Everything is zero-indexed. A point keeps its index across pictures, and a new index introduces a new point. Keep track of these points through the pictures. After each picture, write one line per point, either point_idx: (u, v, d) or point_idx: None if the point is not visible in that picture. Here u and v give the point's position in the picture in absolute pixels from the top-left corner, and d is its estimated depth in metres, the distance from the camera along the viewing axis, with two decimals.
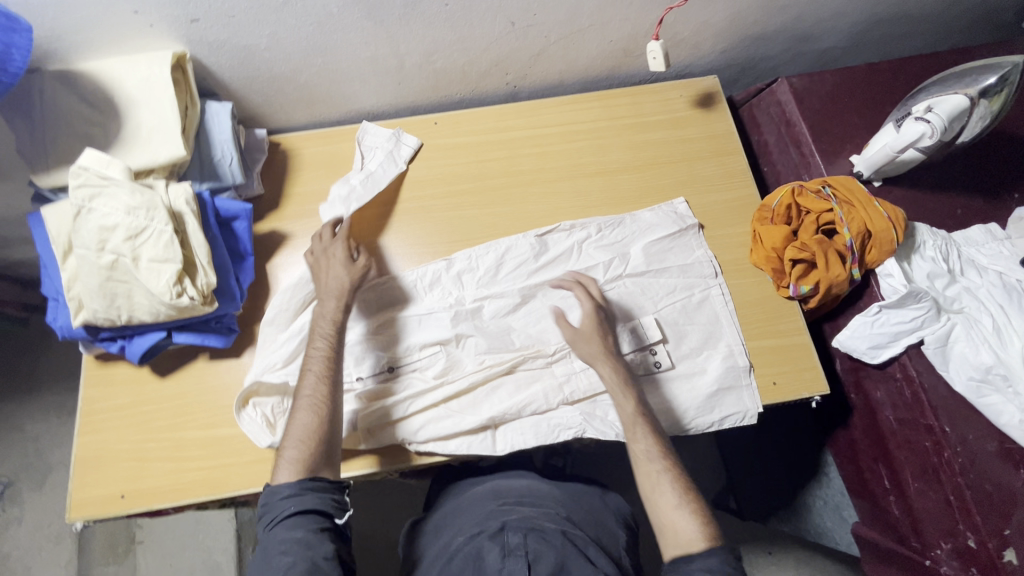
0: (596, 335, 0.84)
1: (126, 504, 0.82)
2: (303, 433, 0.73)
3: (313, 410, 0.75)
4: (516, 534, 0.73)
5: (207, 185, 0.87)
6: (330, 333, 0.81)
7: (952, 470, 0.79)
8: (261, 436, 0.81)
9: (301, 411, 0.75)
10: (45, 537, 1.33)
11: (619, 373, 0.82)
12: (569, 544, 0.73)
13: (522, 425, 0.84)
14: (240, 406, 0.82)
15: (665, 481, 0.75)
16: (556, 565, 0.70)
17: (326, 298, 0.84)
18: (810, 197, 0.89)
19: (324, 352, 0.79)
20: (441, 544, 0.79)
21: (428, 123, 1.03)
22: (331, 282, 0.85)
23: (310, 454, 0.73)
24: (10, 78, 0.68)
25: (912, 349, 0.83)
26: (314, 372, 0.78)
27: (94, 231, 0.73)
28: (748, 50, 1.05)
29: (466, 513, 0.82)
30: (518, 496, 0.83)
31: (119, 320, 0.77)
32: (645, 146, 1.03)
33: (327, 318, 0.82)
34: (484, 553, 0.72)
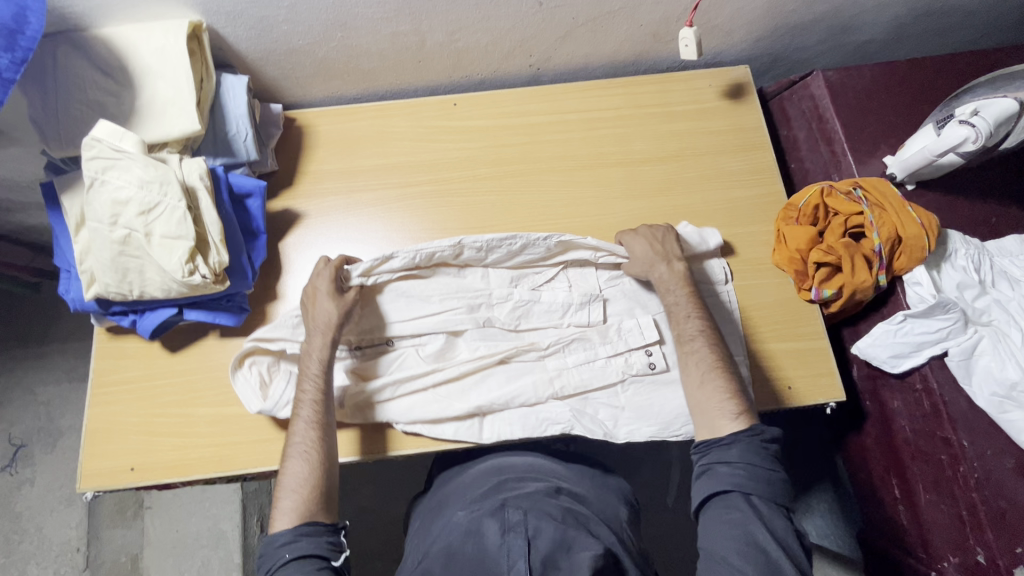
0: (652, 238, 0.86)
1: (135, 477, 0.83)
2: (298, 483, 0.72)
3: (307, 461, 0.73)
4: (516, 510, 0.66)
5: (221, 161, 0.85)
6: (317, 376, 0.78)
7: (966, 485, 0.77)
8: (252, 401, 0.80)
9: (293, 459, 0.74)
10: (56, 499, 1.35)
11: (681, 274, 0.84)
12: (571, 521, 0.68)
13: (511, 417, 0.83)
14: (236, 366, 0.82)
15: (693, 360, 0.78)
16: (558, 542, 0.64)
17: (315, 332, 0.79)
18: (840, 198, 0.86)
19: (316, 395, 0.77)
20: (439, 523, 0.76)
21: (447, 104, 1.00)
22: (318, 316, 0.79)
23: (310, 499, 0.72)
24: (27, 44, 0.66)
25: (934, 361, 0.81)
26: (306, 417, 0.76)
27: (107, 204, 0.72)
28: (783, 40, 1.00)
29: (466, 492, 0.81)
30: (518, 474, 0.81)
31: (132, 295, 0.76)
32: (670, 137, 0.99)
33: (315, 357, 0.78)
34: (484, 528, 0.66)
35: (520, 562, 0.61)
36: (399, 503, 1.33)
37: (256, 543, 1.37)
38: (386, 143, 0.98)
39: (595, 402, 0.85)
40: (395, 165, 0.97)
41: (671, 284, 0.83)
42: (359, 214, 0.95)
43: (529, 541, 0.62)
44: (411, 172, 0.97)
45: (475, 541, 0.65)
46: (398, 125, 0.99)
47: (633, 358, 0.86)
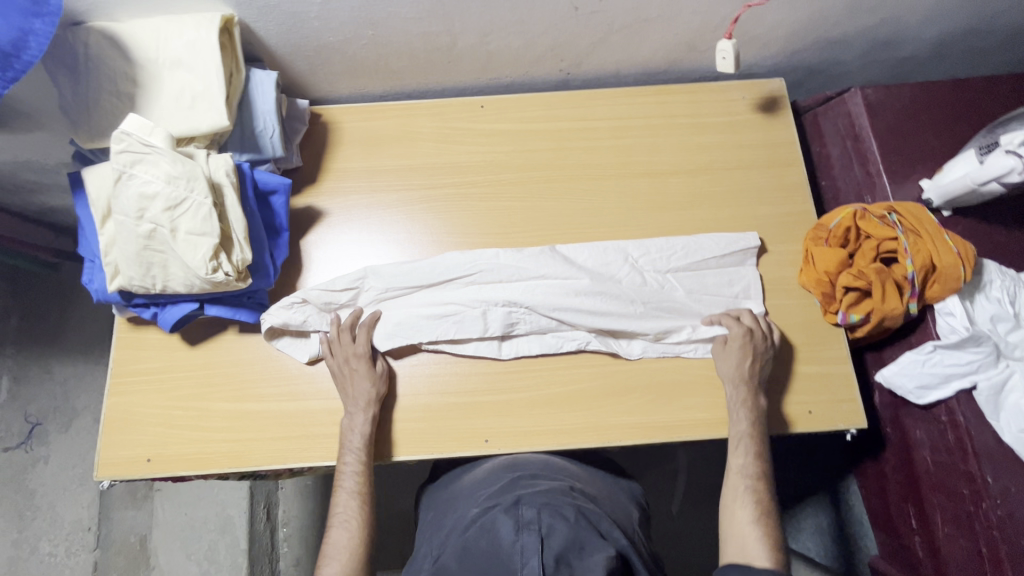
0: (741, 354, 0.83)
1: (151, 468, 0.83)
2: (342, 551, 0.77)
3: (348, 527, 0.78)
4: (530, 508, 0.65)
5: (247, 157, 0.84)
6: (363, 431, 0.81)
7: (988, 521, 0.76)
8: (301, 352, 0.86)
9: (336, 529, 0.79)
10: (69, 478, 1.37)
11: (755, 403, 0.82)
12: (583, 519, 0.66)
13: (528, 333, 0.87)
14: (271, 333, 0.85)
15: (748, 498, 0.78)
16: (571, 541, 0.62)
17: (352, 407, 0.82)
18: (874, 222, 0.84)
19: (358, 465, 0.79)
20: (452, 518, 0.75)
21: (474, 106, 0.99)
22: (358, 391, 0.82)
23: (353, 567, 0.76)
24: (22, 66, 0.66)
25: (962, 394, 0.79)
26: (348, 488, 0.79)
27: (134, 198, 0.72)
28: (822, 53, 0.98)
29: (479, 489, 0.79)
30: (533, 471, 0.79)
31: (155, 288, 0.76)
32: (700, 149, 0.97)
33: (357, 433, 0.81)
34: (496, 525, 0.64)
35: (533, 559, 0.59)
36: (404, 498, 1.33)
37: (262, 531, 1.39)
38: (411, 143, 0.97)
39: (611, 415, 0.85)
40: (419, 166, 0.96)
41: (738, 407, 0.81)
42: (382, 214, 0.95)
43: (543, 538, 0.61)
44: (436, 173, 0.96)
45: (489, 536, 0.64)
46: (424, 125, 0.98)
47: (650, 278, 0.89)
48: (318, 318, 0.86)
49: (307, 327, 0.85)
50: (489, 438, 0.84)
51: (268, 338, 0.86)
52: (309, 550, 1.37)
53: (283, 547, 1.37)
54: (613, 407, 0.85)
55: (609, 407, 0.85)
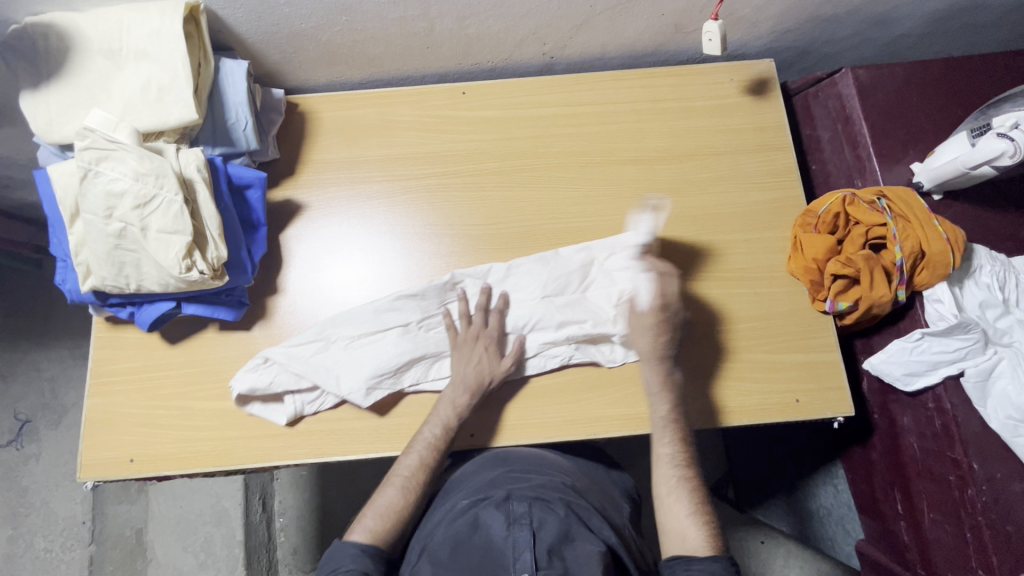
0: (649, 330, 0.81)
1: (134, 468, 0.83)
2: (385, 509, 0.74)
3: (402, 492, 0.76)
4: (522, 502, 0.65)
5: (219, 151, 0.82)
6: (461, 409, 0.80)
7: (973, 508, 0.76)
8: (276, 416, 0.83)
9: (390, 485, 0.76)
10: (61, 474, 1.36)
11: (666, 390, 0.80)
12: (574, 515, 0.65)
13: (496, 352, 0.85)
14: (241, 401, 0.83)
15: (682, 490, 0.75)
16: (563, 534, 0.62)
17: (455, 385, 0.81)
18: (863, 208, 0.83)
19: (432, 438, 0.78)
20: (441, 509, 0.75)
21: (455, 92, 0.96)
22: (468, 371, 0.81)
23: (388, 529, 0.73)
24: None
25: (949, 380, 0.79)
26: (406, 465, 0.77)
27: (101, 197, 0.70)
28: (812, 33, 0.95)
29: (470, 479, 0.79)
30: (523, 465, 0.79)
31: (129, 288, 0.75)
32: (687, 134, 0.95)
33: (451, 407, 0.80)
34: (485, 520, 0.64)
35: (526, 553, 0.59)
36: None
37: (258, 521, 1.39)
38: (391, 132, 0.95)
39: (599, 407, 0.84)
40: (401, 155, 0.94)
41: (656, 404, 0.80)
42: (362, 206, 0.93)
43: (534, 532, 0.61)
44: (418, 162, 0.94)
45: (481, 531, 0.64)
46: (404, 114, 0.95)
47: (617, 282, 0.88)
48: (286, 377, 0.82)
49: (274, 389, 0.82)
50: (474, 433, 0.83)
51: (236, 403, 0.84)
52: (306, 538, 1.38)
53: (279, 537, 1.38)
54: (600, 399, 0.84)
55: (596, 399, 0.84)
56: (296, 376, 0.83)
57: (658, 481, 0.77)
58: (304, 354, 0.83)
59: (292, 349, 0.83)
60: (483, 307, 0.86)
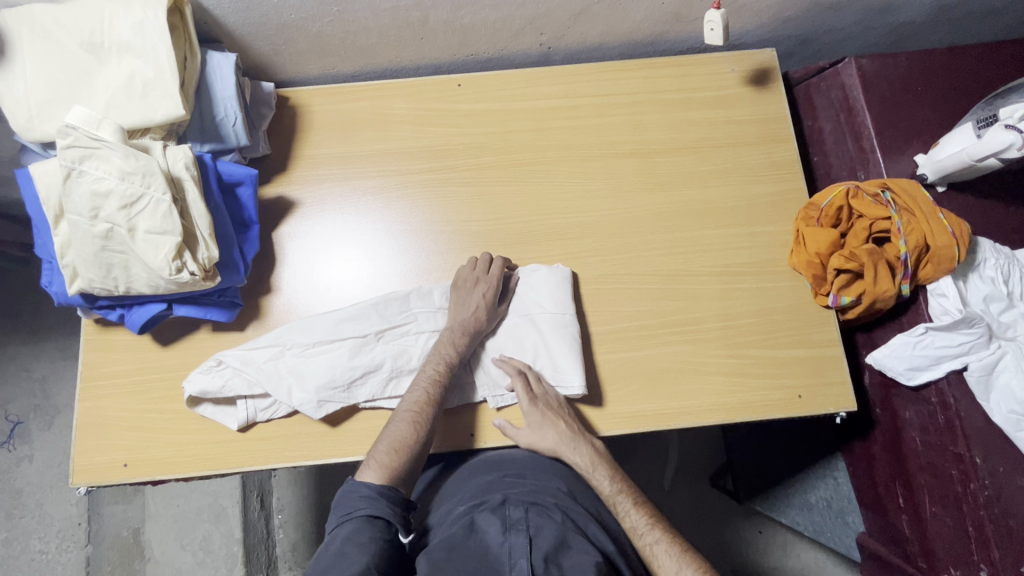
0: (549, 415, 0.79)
1: (129, 473, 0.81)
2: (396, 442, 0.74)
3: (412, 426, 0.75)
4: (518, 508, 0.64)
5: (208, 147, 0.80)
6: (455, 350, 0.81)
7: (975, 502, 0.76)
8: (227, 418, 0.81)
9: (397, 418, 0.76)
10: (55, 475, 1.35)
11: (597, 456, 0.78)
12: (570, 521, 0.65)
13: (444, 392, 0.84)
14: (194, 402, 0.81)
15: (664, 554, 0.72)
16: (558, 540, 0.61)
17: (456, 323, 0.82)
18: (866, 201, 0.81)
19: (437, 376, 0.79)
20: (438, 513, 0.74)
21: (450, 84, 0.94)
22: (464, 312, 0.82)
23: (399, 464, 0.73)
24: None
25: (952, 374, 0.78)
26: (411, 402, 0.77)
27: (86, 196, 0.67)
28: (814, 21, 0.93)
29: (464, 484, 0.77)
30: (517, 470, 0.77)
31: (117, 290, 0.73)
32: (687, 126, 0.93)
33: (450, 345, 0.81)
34: (482, 525, 0.63)
35: (522, 560, 0.58)
36: None
37: (256, 519, 1.38)
38: (385, 126, 0.92)
39: (601, 405, 0.83)
40: (396, 150, 0.92)
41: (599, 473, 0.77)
42: (356, 202, 0.90)
43: (531, 538, 0.60)
44: (413, 157, 0.92)
45: (475, 538, 0.62)
46: (398, 107, 0.93)
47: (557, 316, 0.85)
48: (238, 382, 0.80)
49: (225, 394, 0.79)
50: (475, 433, 0.82)
51: (189, 406, 0.81)
52: (305, 535, 1.37)
53: (278, 534, 1.37)
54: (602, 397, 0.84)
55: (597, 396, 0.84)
56: (250, 383, 0.80)
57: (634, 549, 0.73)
58: (258, 360, 0.81)
59: (252, 359, 0.81)
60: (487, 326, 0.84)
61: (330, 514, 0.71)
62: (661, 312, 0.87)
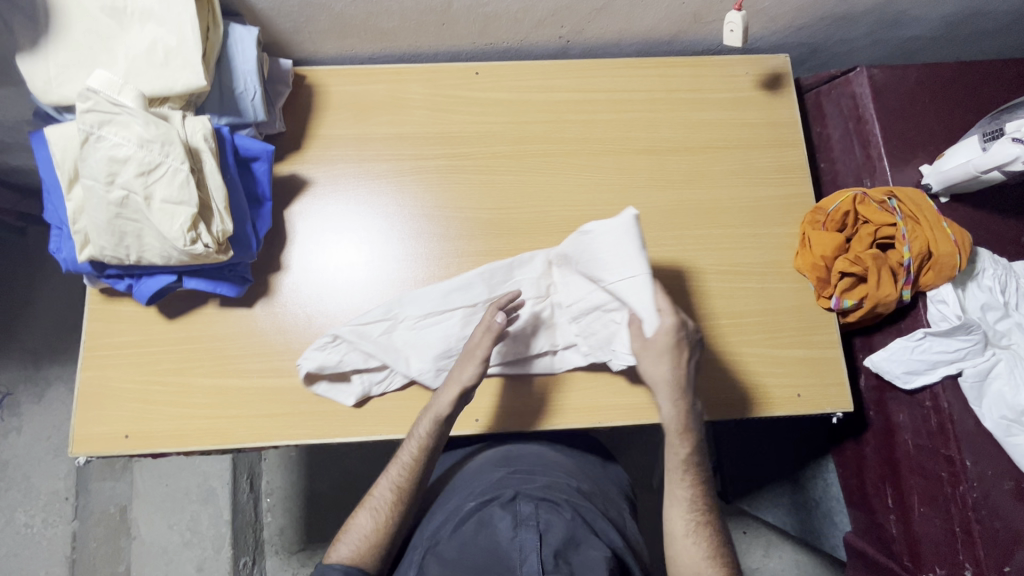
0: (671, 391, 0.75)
1: (130, 444, 0.81)
2: (362, 533, 0.75)
3: (377, 514, 0.76)
4: (529, 504, 0.65)
5: (226, 121, 0.79)
6: (434, 418, 0.77)
7: (963, 504, 0.79)
8: (345, 396, 0.82)
9: (363, 511, 0.76)
10: (44, 448, 1.33)
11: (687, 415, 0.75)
12: (580, 518, 0.66)
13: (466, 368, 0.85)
14: (312, 381, 0.82)
15: (700, 532, 0.73)
16: (569, 538, 0.62)
17: (442, 390, 0.78)
18: (873, 207, 0.84)
19: (410, 460, 0.77)
20: (447, 506, 0.75)
21: (468, 72, 0.94)
22: (456, 379, 0.78)
23: (367, 555, 0.74)
24: None
25: (947, 381, 0.81)
26: (388, 480, 0.77)
27: (103, 162, 0.67)
28: (829, 29, 0.95)
29: (474, 479, 0.79)
30: (527, 466, 0.79)
31: (128, 259, 0.72)
32: (700, 126, 0.95)
33: (428, 418, 0.77)
34: (494, 521, 0.64)
35: (532, 556, 0.59)
36: None
37: (246, 501, 1.37)
38: (401, 110, 0.92)
39: (606, 396, 0.84)
40: (411, 134, 0.92)
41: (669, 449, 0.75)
42: (370, 184, 0.91)
43: (541, 535, 0.61)
44: (429, 143, 0.92)
45: (486, 532, 0.64)
46: (415, 92, 0.93)
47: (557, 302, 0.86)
48: (355, 356, 0.82)
49: (343, 368, 0.81)
50: (480, 418, 0.84)
51: (305, 384, 0.82)
52: (294, 518, 1.37)
53: (267, 517, 1.37)
54: (606, 388, 0.85)
55: (601, 386, 0.85)
56: (366, 355, 0.82)
57: (674, 527, 0.74)
58: (372, 333, 0.83)
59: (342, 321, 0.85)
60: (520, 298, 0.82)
61: None
62: None
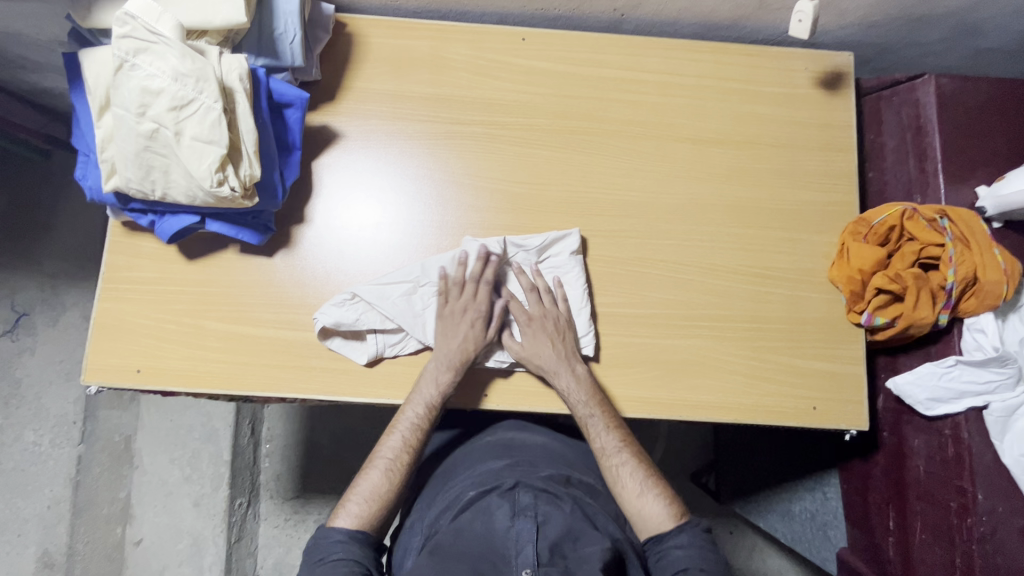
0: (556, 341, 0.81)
1: (141, 379, 0.81)
2: (369, 494, 0.76)
3: (384, 475, 0.77)
4: (527, 494, 0.65)
5: (262, 62, 0.77)
6: (445, 381, 0.79)
7: (969, 536, 0.78)
8: (357, 353, 0.82)
9: (370, 471, 0.77)
10: (55, 371, 1.34)
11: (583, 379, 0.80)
12: (580, 512, 0.65)
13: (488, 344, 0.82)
14: (325, 335, 0.82)
15: (655, 495, 0.76)
16: (566, 531, 0.62)
17: (441, 358, 0.79)
18: (922, 225, 0.80)
19: (416, 420, 0.78)
20: (447, 493, 0.75)
21: (515, 37, 0.90)
22: (455, 346, 0.80)
23: (375, 515, 0.75)
24: None
25: (971, 412, 0.78)
26: (396, 441, 0.78)
27: (136, 92, 0.65)
28: (900, 30, 0.89)
29: (477, 465, 0.80)
30: (529, 457, 0.79)
31: (153, 195, 0.71)
32: (750, 120, 0.90)
33: (434, 385, 0.79)
34: (492, 509, 0.64)
35: (527, 546, 0.60)
36: None
37: (246, 445, 1.39)
38: (441, 70, 0.89)
39: (618, 386, 0.83)
40: (448, 97, 0.89)
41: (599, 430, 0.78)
42: (402, 144, 0.88)
43: (538, 526, 0.61)
44: (467, 107, 0.89)
45: (483, 519, 0.64)
46: (457, 53, 0.89)
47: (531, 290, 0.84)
48: (372, 317, 0.80)
49: (360, 327, 0.80)
50: (489, 393, 0.83)
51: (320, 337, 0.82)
52: (291, 466, 1.39)
53: (265, 463, 1.39)
54: (619, 379, 0.83)
55: (615, 375, 0.83)
56: (384, 318, 0.81)
57: (626, 485, 0.77)
58: (392, 294, 0.82)
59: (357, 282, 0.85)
60: (478, 275, 0.83)
61: (306, 560, 0.73)
62: (691, 304, 0.86)
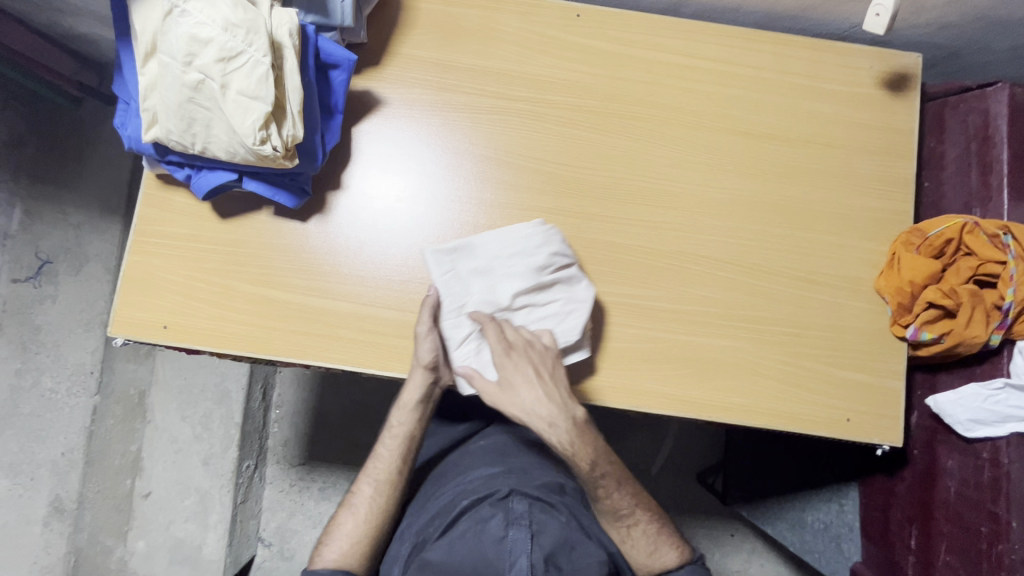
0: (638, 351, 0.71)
1: (167, 335, 0.80)
2: (348, 534, 0.78)
3: (361, 517, 0.79)
4: (522, 501, 0.65)
5: (311, 19, 0.75)
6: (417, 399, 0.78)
7: (996, 563, 0.76)
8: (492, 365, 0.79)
9: (344, 513, 0.79)
10: (75, 321, 1.32)
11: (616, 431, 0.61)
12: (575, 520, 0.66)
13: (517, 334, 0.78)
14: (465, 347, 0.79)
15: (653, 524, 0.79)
16: (561, 540, 0.62)
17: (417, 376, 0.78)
18: (981, 239, 0.78)
19: (390, 456, 0.81)
20: (435, 503, 0.75)
21: (569, 13, 0.87)
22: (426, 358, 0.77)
23: (357, 555, 0.77)
24: None
25: (1014, 437, 0.76)
26: (371, 477, 0.81)
27: (184, 39, 0.63)
28: (976, 33, 0.85)
29: (465, 473, 0.79)
30: (519, 466, 0.78)
31: (193, 149, 0.69)
32: (808, 117, 0.87)
33: (404, 413, 0.80)
34: (486, 519, 0.63)
35: (522, 558, 0.59)
36: None
37: (257, 409, 1.39)
38: (490, 41, 0.86)
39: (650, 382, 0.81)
40: (495, 70, 0.86)
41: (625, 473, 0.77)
42: (445, 116, 0.85)
43: (533, 535, 0.61)
44: (515, 82, 0.86)
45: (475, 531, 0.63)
46: (509, 24, 0.86)
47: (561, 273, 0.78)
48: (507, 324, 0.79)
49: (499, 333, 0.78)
50: None
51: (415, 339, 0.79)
52: (300, 433, 1.39)
53: (275, 427, 1.39)
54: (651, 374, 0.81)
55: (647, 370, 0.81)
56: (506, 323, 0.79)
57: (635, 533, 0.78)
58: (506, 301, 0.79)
59: (392, 260, 0.82)
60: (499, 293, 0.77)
61: None
62: (729, 303, 0.83)
